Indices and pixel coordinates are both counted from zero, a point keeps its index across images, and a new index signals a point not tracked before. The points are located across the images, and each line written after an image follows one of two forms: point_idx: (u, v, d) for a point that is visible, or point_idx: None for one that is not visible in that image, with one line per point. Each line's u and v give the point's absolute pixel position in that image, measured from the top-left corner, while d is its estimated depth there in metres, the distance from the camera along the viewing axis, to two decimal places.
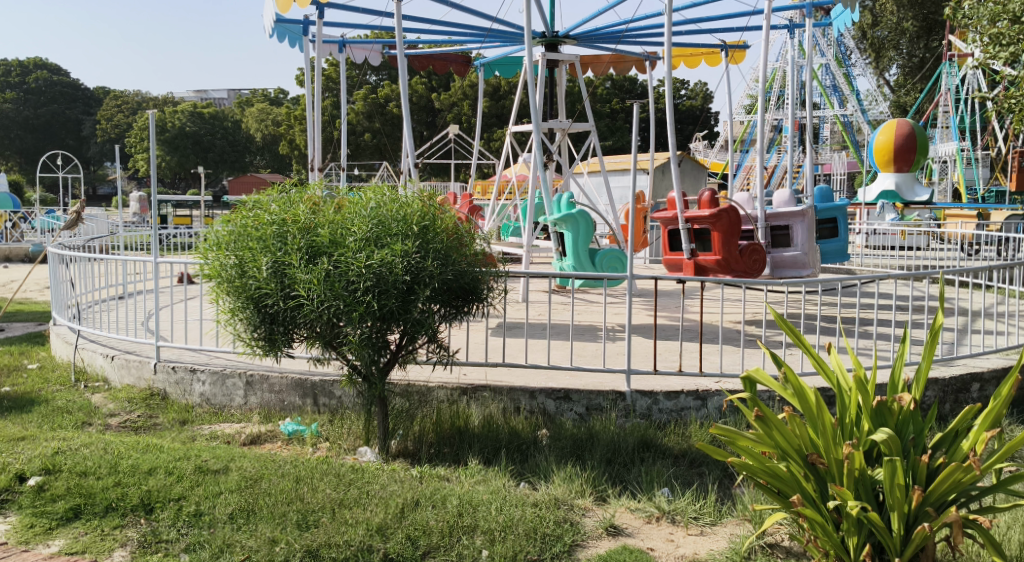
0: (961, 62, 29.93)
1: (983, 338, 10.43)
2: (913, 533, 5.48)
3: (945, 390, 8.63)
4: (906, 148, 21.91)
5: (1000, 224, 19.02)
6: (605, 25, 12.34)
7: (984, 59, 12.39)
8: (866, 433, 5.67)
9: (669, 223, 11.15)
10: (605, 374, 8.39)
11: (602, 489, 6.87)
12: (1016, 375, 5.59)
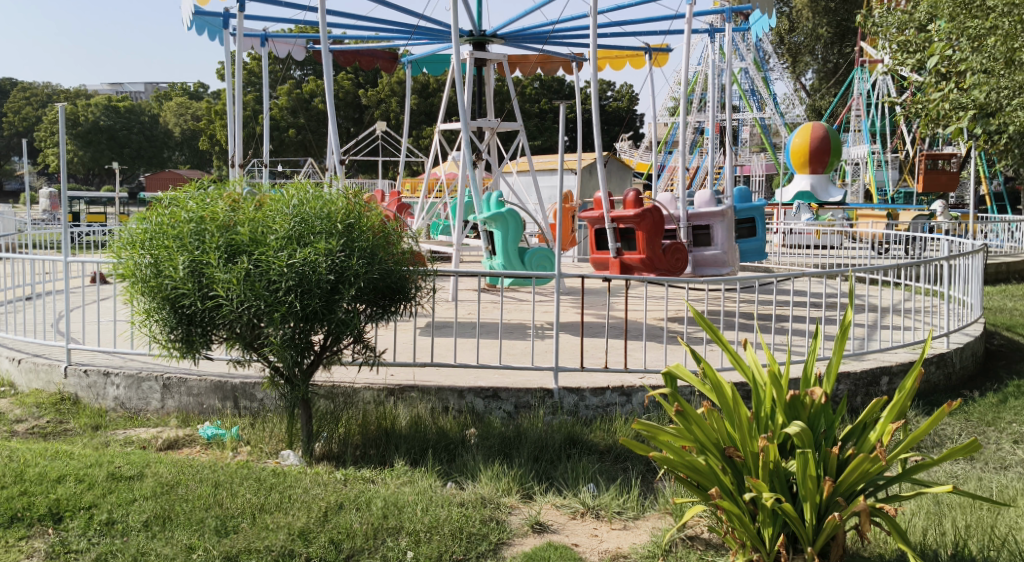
0: (873, 68, 30.86)
1: (892, 333, 10.69)
2: (824, 522, 5.57)
3: (856, 384, 8.85)
4: (820, 151, 22.37)
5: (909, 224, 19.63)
6: (532, 25, 12.33)
7: (892, 66, 12.51)
8: (781, 427, 5.73)
9: (596, 223, 11.20)
10: (532, 372, 8.40)
11: (528, 486, 6.85)
12: (920, 368, 5.68)
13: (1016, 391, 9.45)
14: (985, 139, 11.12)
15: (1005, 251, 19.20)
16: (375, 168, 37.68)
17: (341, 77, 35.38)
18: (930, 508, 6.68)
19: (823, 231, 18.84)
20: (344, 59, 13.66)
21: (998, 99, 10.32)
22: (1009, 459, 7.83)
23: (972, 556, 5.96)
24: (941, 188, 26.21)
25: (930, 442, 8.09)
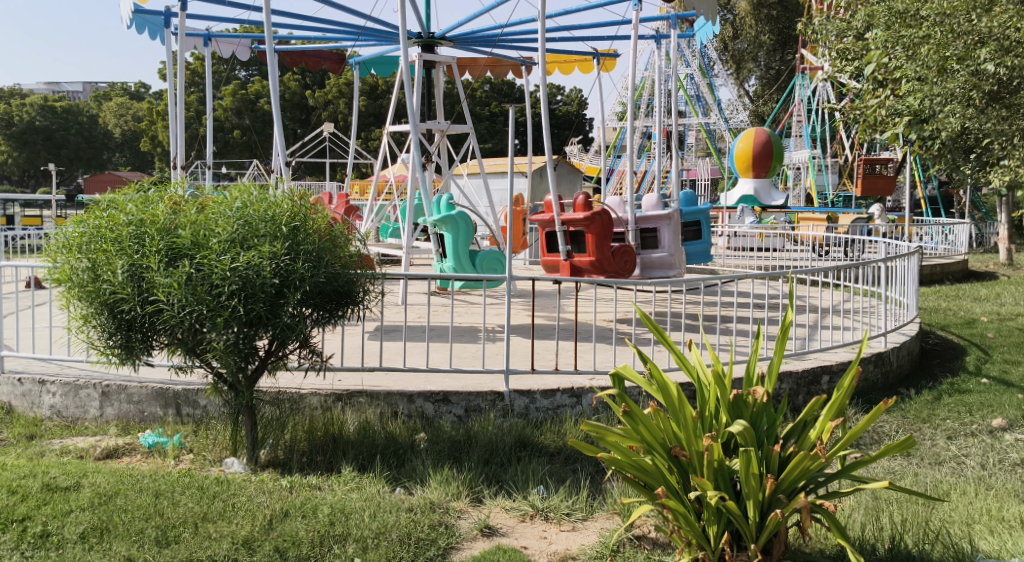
0: (813, 75, 31.32)
1: (830, 332, 10.83)
2: (767, 519, 5.59)
3: (798, 383, 8.96)
4: (764, 155, 23.25)
5: (848, 227, 19.91)
6: (481, 28, 12.28)
7: (832, 74, 12.69)
8: (724, 426, 5.75)
9: (547, 226, 11.20)
10: (483, 376, 8.38)
11: (478, 490, 6.81)
12: (857, 366, 5.73)
13: (952, 389, 9.60)
14: (920, 143, 11.42)
15: (940, 253, 19.61)
16: (322, 170, 37.36)
17: (288, 77, 35.02)
18: (868, 504, 6.75)
19: (766, 234, 19.09)
20: (290, 59, 13.47)
21: (930, 105, 10.45)
22: (943, 454, 7.94)
23: (907, 550, 6.03)
24: (879, 193, 26.51)
25: (868, 439, 8.18)
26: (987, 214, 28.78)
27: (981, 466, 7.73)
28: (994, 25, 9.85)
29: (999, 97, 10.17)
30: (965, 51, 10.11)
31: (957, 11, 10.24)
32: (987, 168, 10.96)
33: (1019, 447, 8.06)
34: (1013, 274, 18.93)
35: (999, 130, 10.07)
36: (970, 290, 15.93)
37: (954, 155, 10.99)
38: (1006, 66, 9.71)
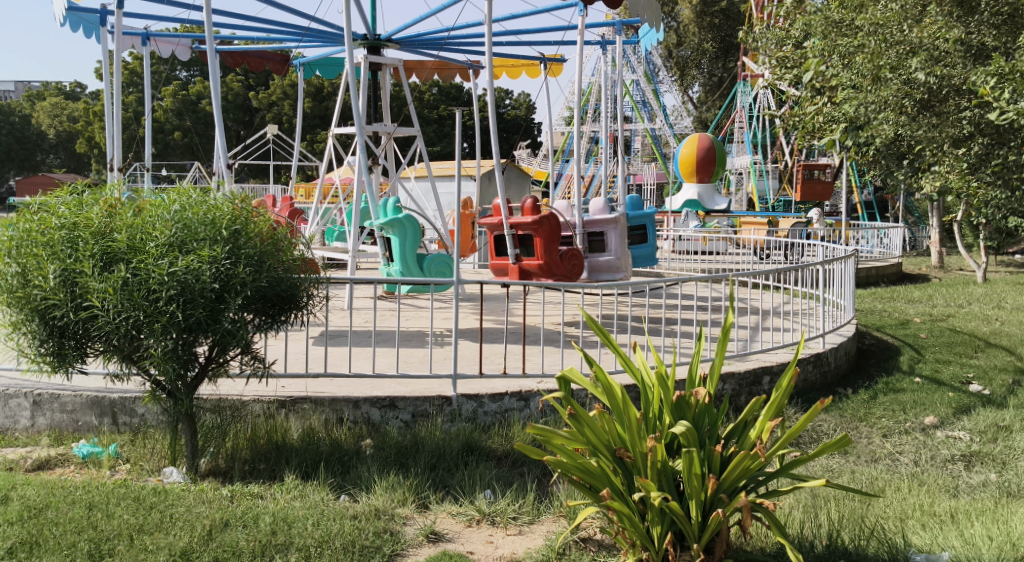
0: (753, 82, 31.69)
1: (770, 333, 10.94)
2: (709, 519, 5.60)
3: (740, 384, 9.07)
4: (707, 160, 23.54)
5: (788, 231, 20.13)
6: (428, 30, 12.20)
7: (771, 81, 12.74)
8: (668, 427, 5.76)
9: (495, 229, 11.13)
10: (430, 380, 8.32)
11: (425, 496, 6.73)
12: (795, 366, 5.76)
13: (887, 388, 9.70)
14: (855, 148, 11.44)
15: (877, 255, 20.00)
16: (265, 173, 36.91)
17: (230, 78, 34.54)
18: (808, 502, 6.78)
19: (709, 237, 19.28)
20: (233, 60, 13.28)
21: (866, 113, 10.60)
22: (879, 452, 8.01)
23: (845, 546, 6.02)
24: (817, 197, 26.87)
25: (807, 438, 8.26)
26: (920, 219, 29.32)
27: (914, 462, 7.82)
28: (925, 35, 10.18)
29: (931, 105, 10.34)
30: (898, 61, 10.40)
31: (890, 22, 10.57)
32: (920, 173, 11.12)
33: (951, 444, 8.17)
34: (945, 277, 19.28)
35: (930, 137, 10.25)
36: (904, 292, 16.17)
37: (889, 159, 11.35)
38: (936, 74, 9.91)
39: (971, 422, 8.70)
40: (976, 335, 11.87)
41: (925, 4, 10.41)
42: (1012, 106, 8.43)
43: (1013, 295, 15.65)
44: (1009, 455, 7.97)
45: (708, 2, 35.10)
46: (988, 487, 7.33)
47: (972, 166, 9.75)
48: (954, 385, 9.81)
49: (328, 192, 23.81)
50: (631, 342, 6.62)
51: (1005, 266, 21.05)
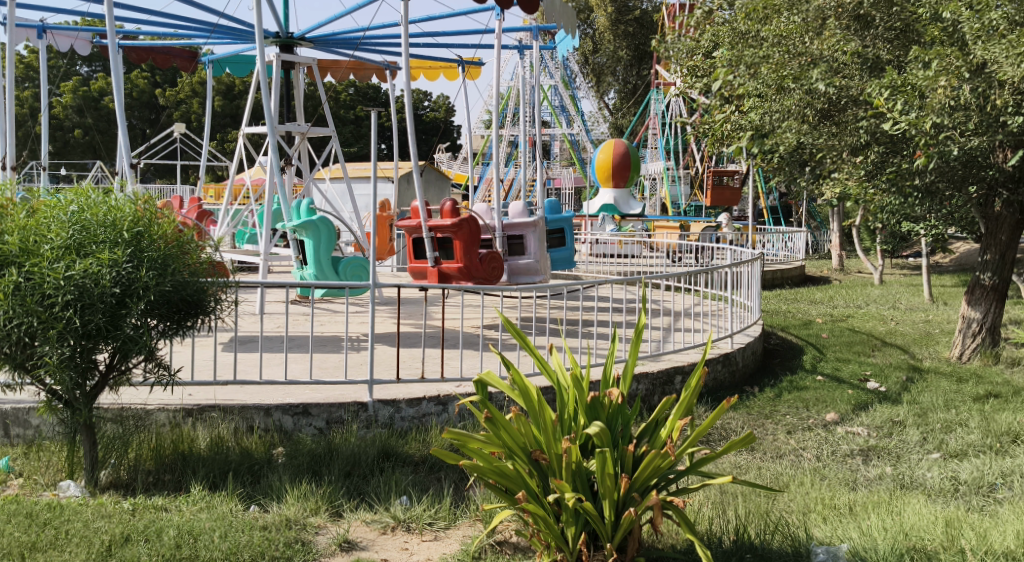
0: (665, 89, 32.12)
1: (682, 333, 11.06)
2: (621, 518, 5.59)
3: (653, 384, 9.15)
4: (622, 165, 23.76)
5: (697, 235, 20.39)
6: (342, 29, 12.02)
7: (682, 89, 12.87)
8: (582, 427, 5.72)
9: (414, 232, 10.99)
10: (345, 386, 8.17)
11: (338, 504, 6.56)
12: (703, 366, 5.78)
13: (791, 386, 9.80)
14: (760, 156, 11.59)
15: (781, 257, 20.32)
16: (173, 172, 36.18)
17: (136, 75, 33.72)
18: (717, 499, 6.80)
19: (625, 241, 19.48)
20: (138, 56, 12.90)
21: (770, 121, 10.78)
22: (783, 448, 8.10)
23: (751, 540, 6.04)
24: (726, 203, 27.32)
25: (716, 435, 8.33)
26: (821, 223, 29.97)
27: (816, 457, 7.91)
28: (825, 47, 10.38)
29: (829, 115, 10.60)
30: (800, 71, 10.48)
31: (793, 34, 10.61)
32: (822, 181, 11.06)
33: (850, 439, 8.29)
34: (843, 279, 19.75)
35: (830, 145, 10.47)
36: (806, 293, 16.51)
37: (791, 168, 11.14)
38: (835, 85, 10.14)
39: (869, 418, 8.83)
40: (873, 335, 12.11)
41: (825, 17, 10.57)
42: (904, 116, 8.88)
43: (907, 296, 16.09)
44: (904, 448, 8.10)
45: (622, 11, 35.59)
46: (884, 479, 7.43)
47: (869, 173, 10.22)
48: (853, 382, 9.96)
49: (237, 195, 24.59)
50: (547, 346, 6.57)
51: (901, 269, 21.67)
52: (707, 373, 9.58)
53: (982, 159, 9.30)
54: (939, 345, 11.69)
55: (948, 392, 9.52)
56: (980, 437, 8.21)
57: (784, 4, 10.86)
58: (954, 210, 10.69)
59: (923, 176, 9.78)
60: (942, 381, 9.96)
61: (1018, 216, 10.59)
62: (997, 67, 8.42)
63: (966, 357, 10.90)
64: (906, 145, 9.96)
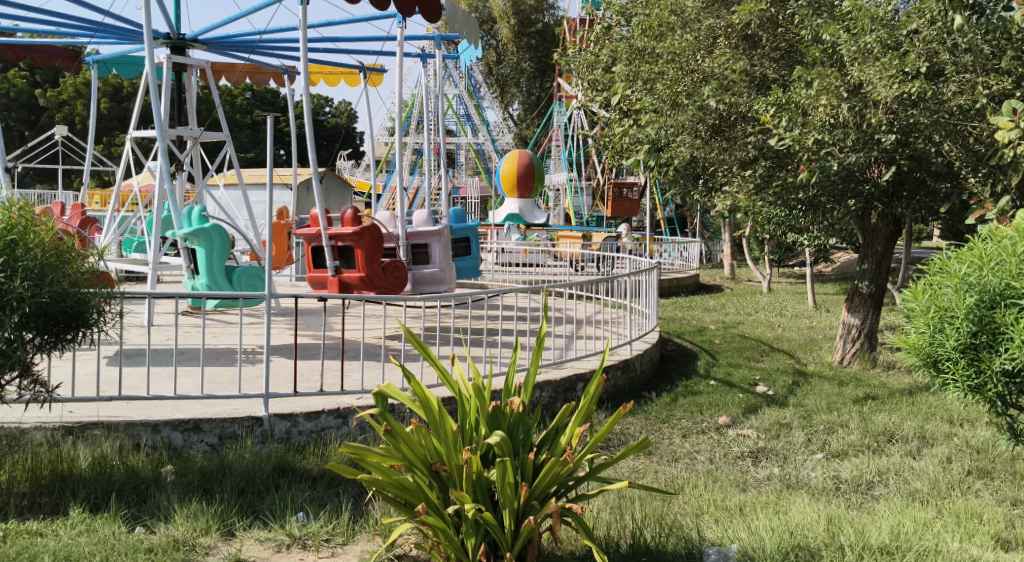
0: (568, 102, 32.54)
1: (583, 341, 11.08)
2: (521, 527, 5.54)
3: (556, 391, 9.15)
4: (527, 176, 23.83)
5: (599, 244, 20.58)
6: (238, 32, 11.76)
7: (583, 102, 12.91)
8: (483, 438, 5.65)
9: (313, 240, 10.82)
10: (239, 400, 7.96)
11: (230, 522, 6.34)
12: (603, 373, 5.78)
13: (685, 391, 9.90)
14: (657, 169, 11.73)
15: (678, 267, 20.65)
16: (54, 175, 34.98)
17: (15, 74, 32.51)
18: (615, 503, 6.80)
19: (529, 251, 19.56)
20: (14, 54, 12.41)
21: (666, 135, 10.94)
22: (678, 451, 8.15)
23: (647, 544, 6.05)
24: (625, 214, 27.62)
25: (615, 440, 8.36)
26: (714, 234, 30.53)
27: (709, 460, 7.97)
28: (715, 65, 10.51)
29: (720, 130, 10.84)
30: (693, 88, 10.70)
31: (685, 51, 10.77)
32: (713, 194, 11.41)
33: (741, 441, 8.40)
34: (735, 287, 20.14)
35: (721, 160, 10.69)
36: (699, 301, 16.78)
37: (685, 180, 11.38)
38: (725, 102, 10.24)
39: (758, 420, 8.97)
40: (762, 341, 12.35)
41: (716, 36, 10.81)
42: (788, 133, 9.10)
43: (794, 303, 16.47)
44: (790, 450, 8.22)
45: (525, 23, 35.82)
46: (772, 480, 7.53)
47: (757, 187, 10.36)
48: (743, 386, 10.10)
49: (124, 202, 24.96)
50: (451, 357, 6.49)
51: (789, 279, 22.21)
52: (606, 380, 9.62)
53: (860, 173, 9.38)
54: (822, 349, 11.96)
55: (831, 395, 9.72)
56: (859, 437, 8.39)
57: (678, 23, 10.92)
58: (834, 222, 10.94)
59: (806, 191, 10.07)
60: (825, 384, 10.18)
61: (893, 228, 10.89)
62: (871, 88, 8.70)
63: (846, 362, 11.17)
64: (791, 160, 10.20)
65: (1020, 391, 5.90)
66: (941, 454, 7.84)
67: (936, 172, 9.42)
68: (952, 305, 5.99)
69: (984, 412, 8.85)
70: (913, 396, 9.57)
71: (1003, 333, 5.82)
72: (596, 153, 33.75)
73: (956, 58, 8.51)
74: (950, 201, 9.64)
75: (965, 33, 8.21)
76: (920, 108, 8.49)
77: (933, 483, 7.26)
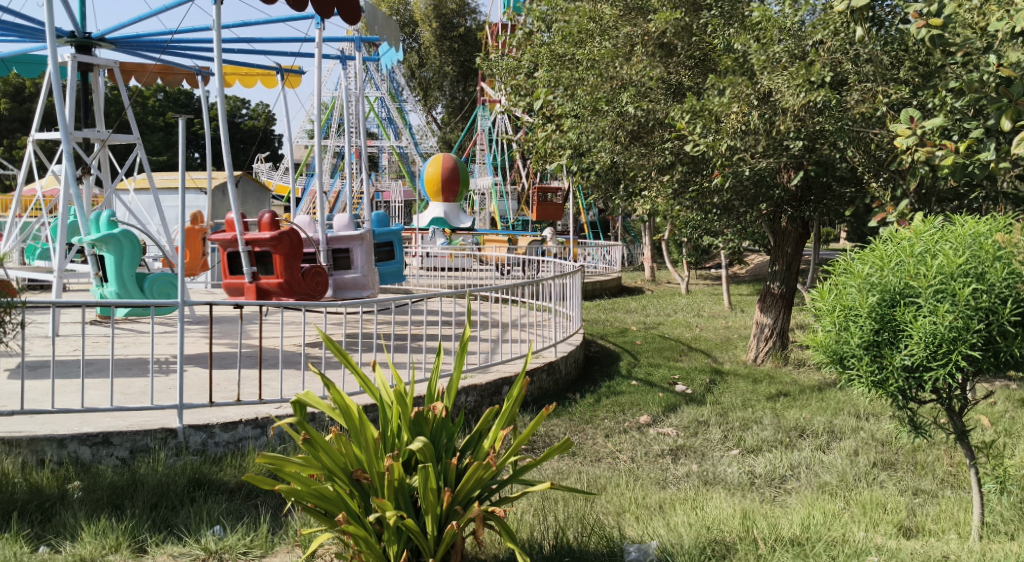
0: (492, 106, 32.53)
1: (508, 345, 11.09)
2: (444, 532, 5.47)
3: (482, 395, 9.10)
4: (451, 181, 23.62)
5: (524, 248, 20.64)
6: (147, 32, 11.48)
7: (506, 107, 12.90)
8: (406, 444, 5.57)
9: (229, 245, 10.59)
10: (152, 412, 7.75)
11: (141, 538, 6.15)
12: (526, 375, 5.75)
13: (608, 391, 9.93)
14: (579, 174, 11.80)
15: (601, 269, 20.79)
16: None
17: None
18: (539, 505, 6.77)
19: (456, 254, 19.69)
20: None
21: (587, 141, 10.97)
22: (601, 451, 8.15)
23: (569, 543, 6.02)
24: (550, 218, 27.69)
25: (538, 443, 8.33)
26: (635, 237, 30.79)
27: (631, 459, 7.99)
28: (633, 72, 10.50)
29: (639, 136, 10.76)
30: (612, 94, 10.66)
31: (604, 58, 10.75)
32: (634, 198, 11.52)
33: (661, 439, 8.44)
34: (656, 289, 20.34)
35: (640, 165, 10.69)
36: (620, 303, 16.90)
37: (607, 184, 11.52)
38: (643, 109, 10.36)
39: (677, 418, 9.04)
40: (681, 341, 12.46)
41: (633, 44, 10.86)
42: (702, 139, 9.21)
43: (711, 304, 16.70)
44: (708, 446, 8.29)
45: (447, 27, 35.76)
46: (690, 477, 7.57)
47: (675, 192, 10.51)
48: (663, 385, 10.17)
49: (26, 206, 24.18)
50: (371, 362, 6.39)
51: (706, 280, 22.54)
52: (531, 383, 9.59)
53: (769, 179, 9.60)
54: (738, 348, 12.12)
55: (746, 392, 9.83)
56: (773, 432, 8.49)
57: (596, 30, 11.09)
58: (745, 225, 11.12)
59: (720, 195, 10.23)
60: (740, 382, 10.30)
61: (801, 230, 11.04)
62: (780, 96, 8.79)
63: (760, 360, 11.33)
64: (706, 165, 10.22)
65: (919, 385, 6.05)
66: (848, 447, 7.98)
67: (840, 177, 9.69)
68: (855, 304, 6.06)
69: (888, 405, 9.06)
70: (823, 392, 9.77)
71: (904, 330, 5.96)
72: (520, 157, 33.90)
73: (858, 68, 8.71)
74: (854, 205, 9.93)
75: (866, 45, 8.60)
76: (824, 116, 8.67)
77: (841, 476, 7.38)
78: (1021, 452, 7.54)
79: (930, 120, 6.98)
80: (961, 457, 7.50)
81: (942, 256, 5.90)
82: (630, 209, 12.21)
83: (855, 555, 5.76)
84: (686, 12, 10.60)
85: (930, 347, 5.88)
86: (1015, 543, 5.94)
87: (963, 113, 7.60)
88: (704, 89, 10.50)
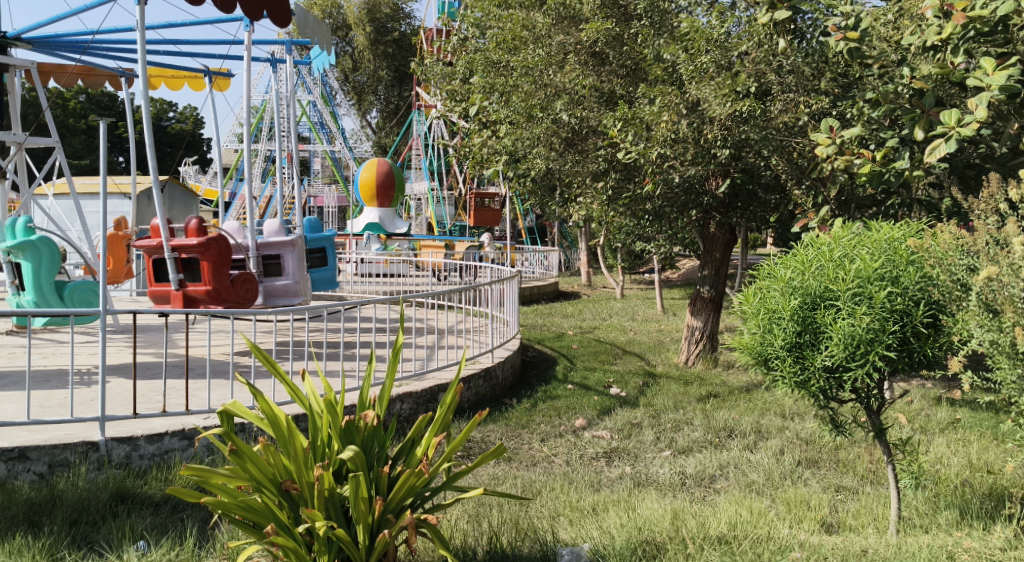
0: (428, 111, 32.37)
1: (444, 352, 10.99)
2: (376, 541, 5.37)
3: (417, 403, 9.00)
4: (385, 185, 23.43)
5: (461, 254, 20.53)
6: (67, 32, 11.18)
7: (441, 113, 12.80)
8: (336, 453, 5.45)
9: (155, 252, 10.34)
10: (73, 425, 7.52)
11: (59, 556, 5.95)
12: (458, 381, 5.67)
13: (545, 395, 9.89)
14: (515, 179, 11.77)
15: (538, 274, 20.77)
16: None
17: None
18: (473, 511, 6.68)
19: (391, 260, 19.51)
20: None
21: (522, 146, 10.90)
22: (536, 456, 8.10)
23: (502, 549, 5.95)
24: (488, 224, 27.64)
25: (472, 449, 8.25)
26: (572, 243, 30.85)
27: (566, 463, 7.95)
28: (566, 80, 10.43)
29: (573, 143, 10.74)
30: (546, 101, 10.61)
31: (538, 65, 10.76)
32: (569, 204, 11.51)
33: (595, 443, 8.41)
34: (592, 294, 20.37)
35: (575, 171, 10.66)
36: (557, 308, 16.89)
37: (542, 191, 11.44)
38: (577, 116, 10.31)
39: (612, 421, 9.02)
40: (615, 345, 12.47)
41: (566, 52, 10.87)
42: (633, 147, 9.23)
43: (644, 308, 16.76)
44: (640, 448, 8.28)
45: (381, 31, 35.52)
46: (623, 479, 7.55)
47: (609, 198, 10.53)
48: (598, 389, 10.15)
49: None
50: (300, 371, 6.24)
51: (641, 285, 22.64)
52: (467, 389, 9.50)
53: (698, 185, 9.68)
54: (670, 351, 12.16)
55: (677, 394, 9.86)
56: (703, 433, 8.52)
57: (530, 38, 11.05)
58: (676, 231, 11.18)
59: (651, 202, 10.29)
60: (671, 384, 10.33)
61: (729, 236, 11.14)
62: (708, 105, 8.81)
63: (691, 363, 11.38)
64: (639, 172, 10.31)
65: (839, 385, 6.10)
66: (774, 446, 8.02)
67: (766, 184, 9.79)
68: (779, 307, 6.08)
69: (812, 405, 9.17)
70: (750, 393, 9.85)
71: (825, 332, 6.01)
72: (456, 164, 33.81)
73: (781, 77, 8.73)
74: (779, 210, 10.05)
75: (788, 57, 8.47)
76: (751, 125, 8.77)
77: (768, 474, 7.42)
78: (939, 449, 7.65)
79: (850, 129, 7.11)
80: (880, 453, 7.56)
81: (860, 261, 5.95)
82: (564, 214, 12.18)
83: (778, 552, 5.80)
84: (617, 20, 10.63)
85: (849, 347, 5.92)
86: (930, 535, 6.02)
87: (882, 123, 7.73)
88: (636, 97, 10.49)
